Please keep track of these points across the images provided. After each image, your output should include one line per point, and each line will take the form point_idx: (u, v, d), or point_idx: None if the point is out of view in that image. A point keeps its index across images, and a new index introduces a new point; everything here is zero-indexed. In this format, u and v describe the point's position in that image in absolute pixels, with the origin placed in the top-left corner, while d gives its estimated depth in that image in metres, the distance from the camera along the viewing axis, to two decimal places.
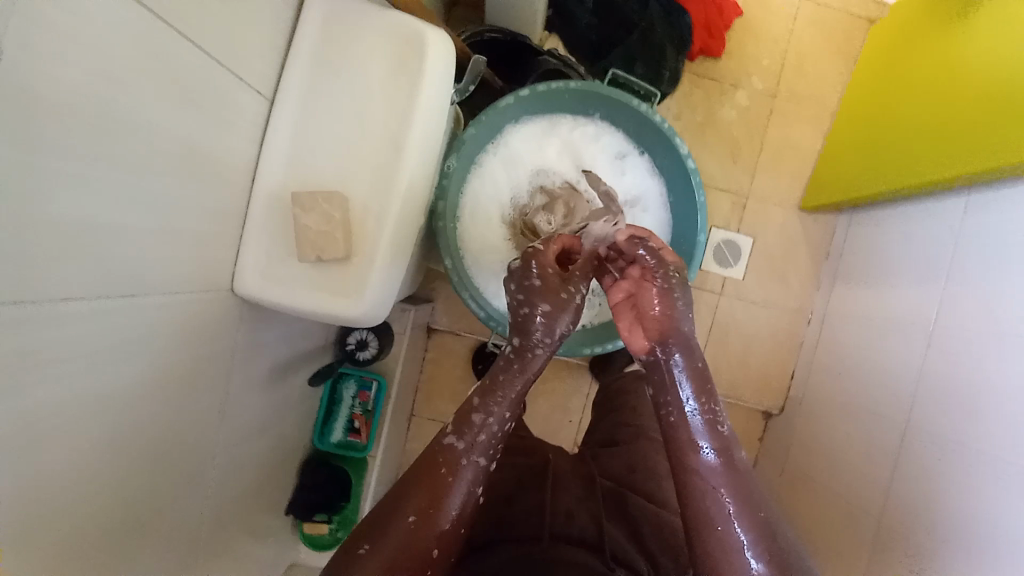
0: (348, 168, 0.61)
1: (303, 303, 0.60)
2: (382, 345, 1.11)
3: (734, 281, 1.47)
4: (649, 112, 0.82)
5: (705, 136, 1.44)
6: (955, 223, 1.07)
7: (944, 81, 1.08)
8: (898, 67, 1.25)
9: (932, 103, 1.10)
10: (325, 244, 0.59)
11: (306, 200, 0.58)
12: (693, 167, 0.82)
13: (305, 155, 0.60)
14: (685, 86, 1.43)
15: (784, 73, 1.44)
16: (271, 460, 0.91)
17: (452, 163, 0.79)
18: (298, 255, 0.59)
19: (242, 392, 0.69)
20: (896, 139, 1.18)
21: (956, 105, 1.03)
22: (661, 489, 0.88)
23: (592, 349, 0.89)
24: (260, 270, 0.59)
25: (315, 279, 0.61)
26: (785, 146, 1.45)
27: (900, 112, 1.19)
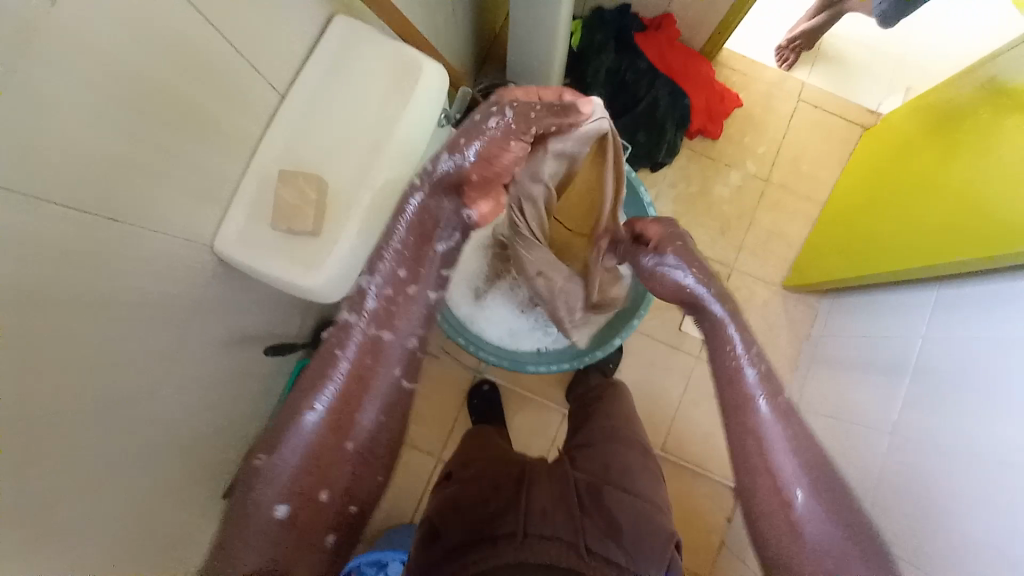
0: (332, 158, 0.73)
1: (271, 264, 0.70)
2: None
3: None
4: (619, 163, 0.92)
5: (697, 207, 1.52)
6: (928, 314, 1.06)
7: (924, 190, 1.13)
8: (885, 172, 1.31)
9: (911, 208, 1.15)
10: (294, 218, 0.69)
11: (288, 179, 0.69)
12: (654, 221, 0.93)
13: (299, 148, 0.72)
14: (683, 160, 1.54)
15: (778, 163, 1.54)
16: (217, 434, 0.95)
17: None
18: (272, 225, 0.69)
19: (189, 352, 0.76)
20: (880, 238, 1.21)
21: (929, 213, 1.08)
22: (635, 483, 0.89)
23: (539, 366, 0.88)
24: (240, 225, 0.71)
25: (287, 245, 0.71)
26: (773, 228, 1.52)
27: (882, 213, 1.24)
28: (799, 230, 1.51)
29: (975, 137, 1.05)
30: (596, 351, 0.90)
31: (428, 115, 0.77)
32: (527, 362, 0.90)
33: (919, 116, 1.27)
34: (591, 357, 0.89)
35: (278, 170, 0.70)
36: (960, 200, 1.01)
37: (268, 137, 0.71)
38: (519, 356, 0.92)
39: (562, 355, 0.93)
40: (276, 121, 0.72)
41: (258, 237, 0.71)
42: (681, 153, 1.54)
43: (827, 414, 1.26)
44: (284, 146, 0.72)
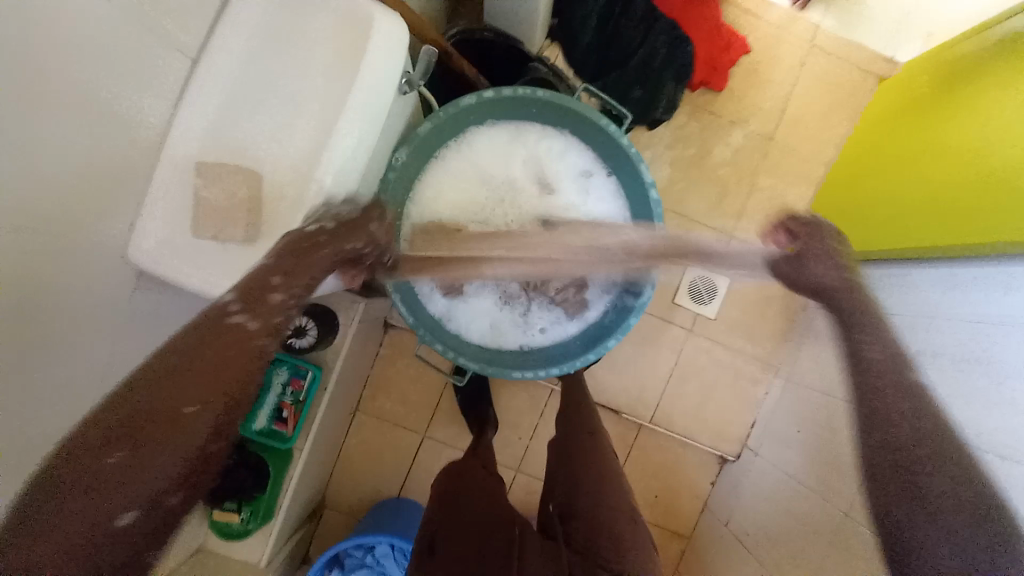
0: (272, 150, 0.60)
1: (200, 272, 0.59)
2: (323, 335, 1.05)
3: (706, 319, 1.42)
4: (615, 132, 0.77)
5: (694, 170, 1.39)
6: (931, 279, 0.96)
7: (941, 155, 1.02)
8: (916, 127, 1.14)
9: (925, 179, 1.05)
10: (225, 224, 0.58)
11: (214, 174, 0.56)
12: (654, 198, 0.78)
13: (232, 136, 0.58)
14: (681, 118, 1.39)
15: (784, 120, 1.40)
16: None
17: (401, 154, 0.75)
18: (199, 231, 0.58)
19: (111, 367, 0.66)
20: (880, 215, 1.14)
21: (951, 192, 0.97)
22: (628, 557, 0.78)
23: (521, 373, 0.77)
24: (165, 232, 0.58)
25: (218, 251, 0.60)
26: (774, 192, 1.40)
27: (902, 184, 1.11)
28: (801, 195, 1.40)
29: (988, 100, 0.96)
30: (587, 354, 0.79)
31: (385, 81, 0.61)
32: (511, 368, 0.80)
33: (931, 70, 1.18)
34: (580, 364, 0.79)
35: (201, 165, 0.57)
36: (974, 172, 0.92)
37: (185, 117, 0.57)
38: (495, 360, 0.82)
39: (548, 358, 0.83)
40: (194, 93, 0.56)
41: (188, 246, 0.59)
42: (680, 109, 1.39)
43: (815, 385, 1.23)
44: (214, 130, 0.58)
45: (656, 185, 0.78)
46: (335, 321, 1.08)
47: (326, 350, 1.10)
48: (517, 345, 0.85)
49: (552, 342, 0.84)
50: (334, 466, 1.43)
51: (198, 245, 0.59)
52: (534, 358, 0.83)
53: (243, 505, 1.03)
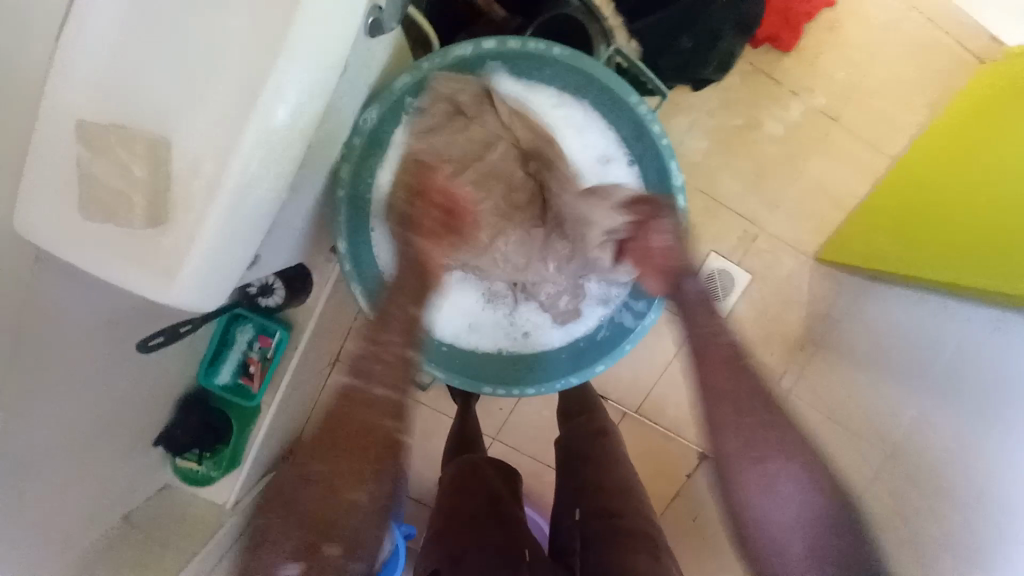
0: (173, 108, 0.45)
1: (93, 267, 0.46)
2: (293, 295, 0.96)
3: (714, 317, 1.25)
4: (647, 116, 0.63)
5: (738, 147, 1.18)
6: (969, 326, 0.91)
7: (971, 172, 0.95)
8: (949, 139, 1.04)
9: (936, 201, 1.00)
10: (113, 209, 0.44)
11: (100, 144, 0.44)
12: (679, 204, 0.66)
13: (119, 95, 0.44)
14: (734, 80, 1.16)
15: (855, 97, 1.16)
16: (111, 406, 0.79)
17: (373, 114, 0.60)
18: (84, 216, 0.45)
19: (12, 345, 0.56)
20: (924, 236, 0.99)
21: (956, 221, 0.94)
22: None
23: (495, 390, 0.73)
24: (47, 216, 0.45)
25: (106, 243, 0.45)
26: (824, 183, 1.20)
27: (916, 192, 1.05)
28: (853, 190, 1.19)
29: None
30: (571, 376, 0.73)
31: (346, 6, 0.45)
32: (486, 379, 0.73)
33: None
34: (562, 385, 0.73)
35: (83, 130, 0.44)
36: None
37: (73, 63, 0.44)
38: (470, 365, 0.76)
39: (529, 368, 0.76)
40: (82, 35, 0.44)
41: (74, 236, 0.45)
42: (735, 68, 1.15)
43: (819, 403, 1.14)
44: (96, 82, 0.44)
45: (685, 189, 0.65)
46: (307, 281, 0.97)
47: (295, 310, 0.99)
48: (495, 349, 0.77)
49: (533, 351, 0.77)
50: (309, 418, 1.31)
51: (85, 234, 0.45)
52: (512, 368, 0.77)
53: (204, 456, 1.02)
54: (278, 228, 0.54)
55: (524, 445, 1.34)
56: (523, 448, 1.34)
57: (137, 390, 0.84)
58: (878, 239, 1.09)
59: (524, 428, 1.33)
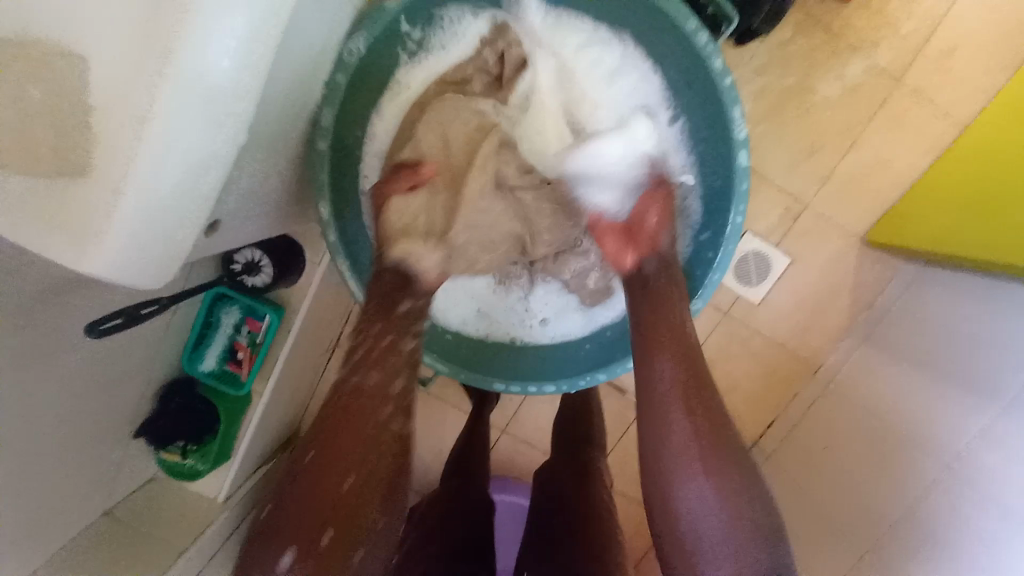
0: (87, 15, 0.34)
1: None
2: (282, 274, 0.87)
3: (749, 304, 1.12)
4: (706, 50, 0.49)
5: (787, 110, 1.04)
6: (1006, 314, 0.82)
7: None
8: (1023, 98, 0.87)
9: (996, 170, 0.85)
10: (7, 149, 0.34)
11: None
12: (743, 164, 0.52)
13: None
14: (787, 32, 1.01)
15: (927, 53, 1.00)
16: (85, 395, 0.71)
17: (360, 44, 0.49)
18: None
19: None
20: (996, 204, 0.82)
21: (1011, 194, 0.79)
22: None
23: (507, 387, 0.62)
24: None
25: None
26: (884, 153, 1.04)
27: (984, 159, 0.89)
28: (914, 162, 1.04)
29: None
30: (597, 371, 0.60)
31: None
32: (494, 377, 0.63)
33: None
34: (586, 382, 0.60)
35: None
36: None
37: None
38: (477, 359, 0.66)
39: (548, 363, 0.66)
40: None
41: None
42: (785, 21, 1.00)
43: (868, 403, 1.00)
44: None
45: (750, 145, 0.51)
46: (300, 257, 0.88)
47: (288, 290, 0.90)
48: (506, 339, 0.67)
49: (551, 343, 0.66)
50: (308, 401, 1.20)
51: None
52: (524, 362, 0.66)
53: (189, 449, 0.91)
54: (243, 179, 0.44)
55: (537, 439, 1.23)
56: (534, 443, 1.23)
57: (115, 378, 0.76)
58: (936, 215, 0.94)
59: (537, 422, 1.22)
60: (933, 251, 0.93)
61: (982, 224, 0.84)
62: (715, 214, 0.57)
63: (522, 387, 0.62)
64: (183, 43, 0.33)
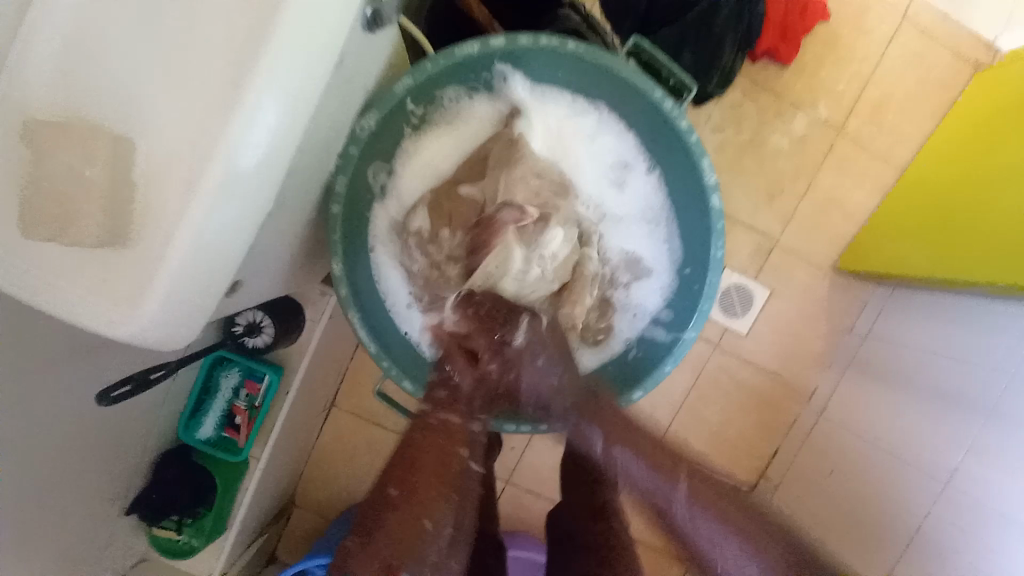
0: (134, 107, 0.39)
1: (37, 292, 0.38)
2: (284, 333, 0.87)
3: (734, 337, 1.16)
4: (673, 114, 0.57)
5: (746, 159, 1.14)
6: (956, 325, 0.89)
7: (980, 176, 0.90)
8: (966, 143, 0.99)
9: (951, 203, 0.94)
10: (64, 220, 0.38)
11: (44, 146, 0.37)
12: (716, 206, 0.59)
13: (75, 86, 0.39)
14: (739, 93, 1.13)
15: (861, 106, 1.13)
16: (75, 470, 0.69)
17: (370, 121, 0.55)
18: (25, 232, 0.38)
19: None
20: (945, 232, 0.92)
21: (963, 223, 0.89)
22: None
23: (516, 427, 0.64)
24: None
25: (58, 262, 0.39)
26: (838, 193, 1.15)
27: (935, 194, 1.00)
28: (864, 199, 1.14)
29: None
30: (602, 405, 0.64)
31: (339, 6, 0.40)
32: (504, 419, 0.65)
33: None
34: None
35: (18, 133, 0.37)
36: None
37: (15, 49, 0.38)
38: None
39: None
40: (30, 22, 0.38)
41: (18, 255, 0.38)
42: (735, 84, 1.13)
43: (854, 425, 1.03)
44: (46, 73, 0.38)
45: (720, 190, 0.59)
46: (300, 316, 0.89)
47: (288, 350, 0.91)
48: None
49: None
50: (303, 465, 1.16)
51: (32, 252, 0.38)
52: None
53: (184, 523, 0.88)
54: (271, 236, 0.47)
55: (539, 489, 1.21)
56: (537, 494, 1.21)
57: (110, 449, 0.75)
58: (897, 246, 1.02)
59: (539, 471, 1.20)
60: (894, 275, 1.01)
61: (933, 249, 0.93)
62: (695, 252, 0.63)
63: (530, 428, 0.65)
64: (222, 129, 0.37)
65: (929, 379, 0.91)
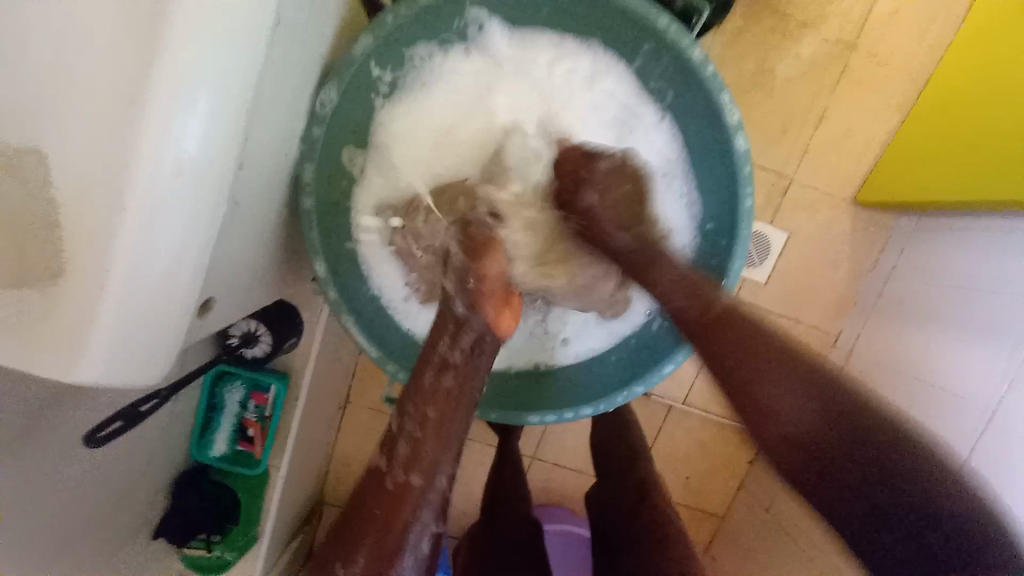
0: (38, 113, 0.32)
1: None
2: (282, 339, 0.83)
3: (753, 287, 1.10)
4: (683, 43, 0.49)
5: (753, 93, 1.05)
6: (995, 249, 0.81)
7: (1002, 83, 0.81)
8: (988, 45, 0.88)
9: (972, 118, 0.85)
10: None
11: None
12: (742, 147, 0.52)
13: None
14: (739, 19, 1.02)
15: (876, 16, 1.02)
16: (86, 508, 0.66)
17: (330, 94, 0.48)
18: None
19: None
20: (969, 147, 0.83)
21: (985, 139, 0.80)
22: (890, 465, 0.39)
23: (542, 418, 0.59)
24: None
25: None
26: (856, 117, 1.05)
27: (957, 109, 0.90)
28: (885, 121, 1.05)
29: None
30: (633, 386, 0.59)
31: None
32: (528, 412, 0.60)
33: None
34: (624, 398, 0.59)
35: None
36: None
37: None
38: (506, 394, 0.63)
39: (576, 384, 0.63)
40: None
41: None
42: (735, 8, 1.02)
43: (885, 362, 0.97)
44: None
45: (745, 128, 0.51)
46: (298, 321, 0.84)
47: (288, 357, 0.86)
48: (532, 366, 0.65)
49: (577, 362, 0.64)
50: (327, 466, 1.15)
51: None
52: (554, 388, 0.63)
53: (214, 541, 0.86)
54: (232, 249, 0.41)
55: (566, 462, 1.19)
56: (565, 466, 1.19)
57: (120, 481, 0.72)
58: (921, 170, 0.94)
59: (564, 445, 1.18)
60: (919, 203, 0.93)
61: (955, 169, 0.85)
62: (720, 202, 0.56)
63: (557, 416, 0.60)
64: (142, 128, 0.30)
65: (959, 312, 0.85)
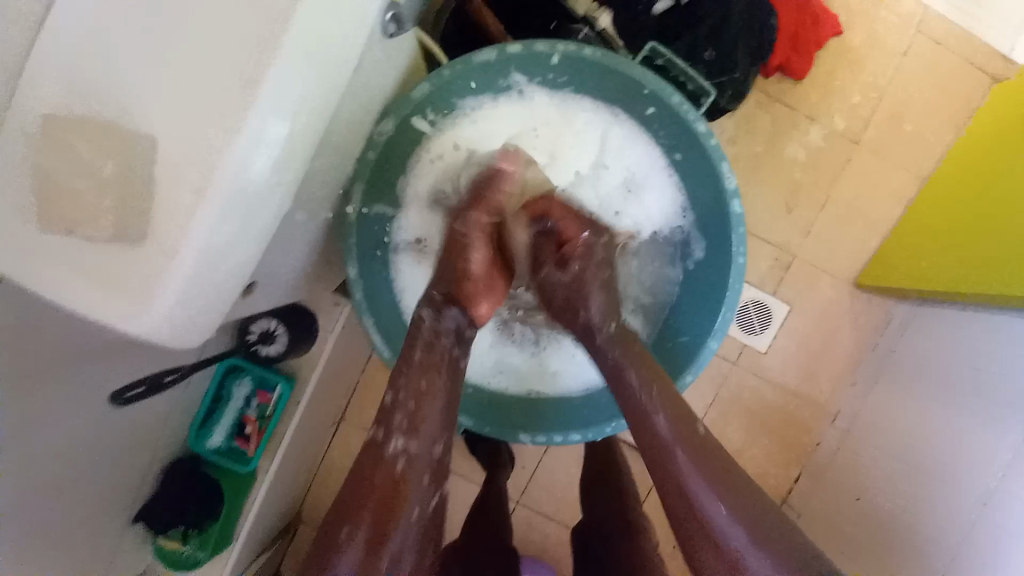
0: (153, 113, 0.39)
1: (56, 294, 0.39)
2: (297, 341, 0.88)
3: (753, 353, 1.13)
4: (689, 117, 0.57)
5: (761, 174, 1.13)
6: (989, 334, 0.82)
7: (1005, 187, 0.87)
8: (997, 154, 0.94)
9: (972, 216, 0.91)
10: (88, 220, 0.38)
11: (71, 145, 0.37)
12: (738, 212, 0.58)
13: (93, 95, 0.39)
14: (751, 107, 1.13)
15: (877, 120, 1.12)
16: (80, 475, 0.68)
17: (387, 126, 0.56)
18: (42, 227, 0.39)
19: None
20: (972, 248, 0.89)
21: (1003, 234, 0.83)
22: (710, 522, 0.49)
23: (533, 437, 0.63)
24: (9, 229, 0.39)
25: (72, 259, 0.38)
26: (858, 206, 1.12)
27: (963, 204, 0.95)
28: (884, 213, 1.12)
29: None
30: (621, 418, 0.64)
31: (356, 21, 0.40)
32: (521, 433, 0.64)
33: None
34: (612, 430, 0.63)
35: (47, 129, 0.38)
36: None
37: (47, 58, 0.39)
38: (501, 413, 0.68)
39: (565, 416, 0.68)
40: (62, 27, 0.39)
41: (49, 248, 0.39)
42: (748, 98, 1.13)
43: (881, 446, 0.97)
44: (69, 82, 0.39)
45: (740, 195, 0.58)
46: (313, 325, 0.89)
47: (298, 359, 0.91)
48: (525, 393, 0.69)
49: (568, 393, 0.69)
50: (312, 480, 1.14)
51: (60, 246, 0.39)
52: (539, 416, 0.68)
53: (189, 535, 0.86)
54: (283, 241, 0.48)
55: (551, 508, 1.17)
56: (550, 513, 1.16)
57: (116, 455, 0.74)
58: (922, 263, 0.99)
59: (550, 489, 1.17)
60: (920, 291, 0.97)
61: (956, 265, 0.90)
62: (715, 255, 0.62)
63: (548, 443, 0.64)
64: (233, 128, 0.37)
65: (953, 400, 0.84)
